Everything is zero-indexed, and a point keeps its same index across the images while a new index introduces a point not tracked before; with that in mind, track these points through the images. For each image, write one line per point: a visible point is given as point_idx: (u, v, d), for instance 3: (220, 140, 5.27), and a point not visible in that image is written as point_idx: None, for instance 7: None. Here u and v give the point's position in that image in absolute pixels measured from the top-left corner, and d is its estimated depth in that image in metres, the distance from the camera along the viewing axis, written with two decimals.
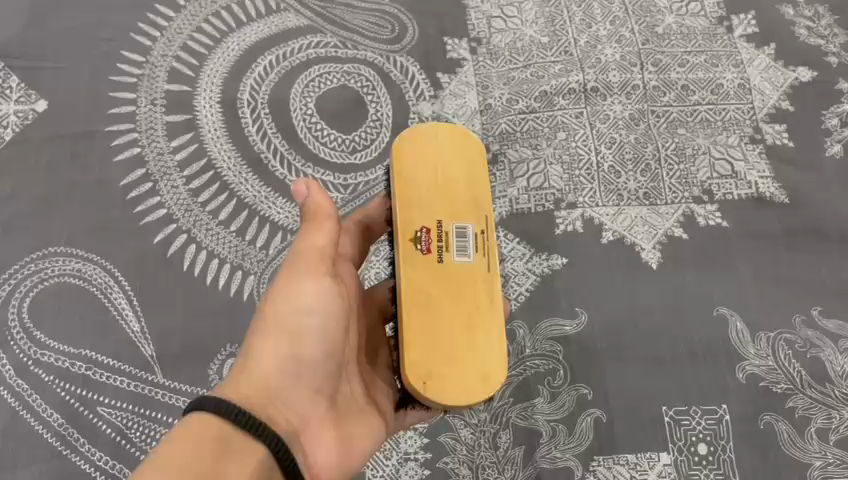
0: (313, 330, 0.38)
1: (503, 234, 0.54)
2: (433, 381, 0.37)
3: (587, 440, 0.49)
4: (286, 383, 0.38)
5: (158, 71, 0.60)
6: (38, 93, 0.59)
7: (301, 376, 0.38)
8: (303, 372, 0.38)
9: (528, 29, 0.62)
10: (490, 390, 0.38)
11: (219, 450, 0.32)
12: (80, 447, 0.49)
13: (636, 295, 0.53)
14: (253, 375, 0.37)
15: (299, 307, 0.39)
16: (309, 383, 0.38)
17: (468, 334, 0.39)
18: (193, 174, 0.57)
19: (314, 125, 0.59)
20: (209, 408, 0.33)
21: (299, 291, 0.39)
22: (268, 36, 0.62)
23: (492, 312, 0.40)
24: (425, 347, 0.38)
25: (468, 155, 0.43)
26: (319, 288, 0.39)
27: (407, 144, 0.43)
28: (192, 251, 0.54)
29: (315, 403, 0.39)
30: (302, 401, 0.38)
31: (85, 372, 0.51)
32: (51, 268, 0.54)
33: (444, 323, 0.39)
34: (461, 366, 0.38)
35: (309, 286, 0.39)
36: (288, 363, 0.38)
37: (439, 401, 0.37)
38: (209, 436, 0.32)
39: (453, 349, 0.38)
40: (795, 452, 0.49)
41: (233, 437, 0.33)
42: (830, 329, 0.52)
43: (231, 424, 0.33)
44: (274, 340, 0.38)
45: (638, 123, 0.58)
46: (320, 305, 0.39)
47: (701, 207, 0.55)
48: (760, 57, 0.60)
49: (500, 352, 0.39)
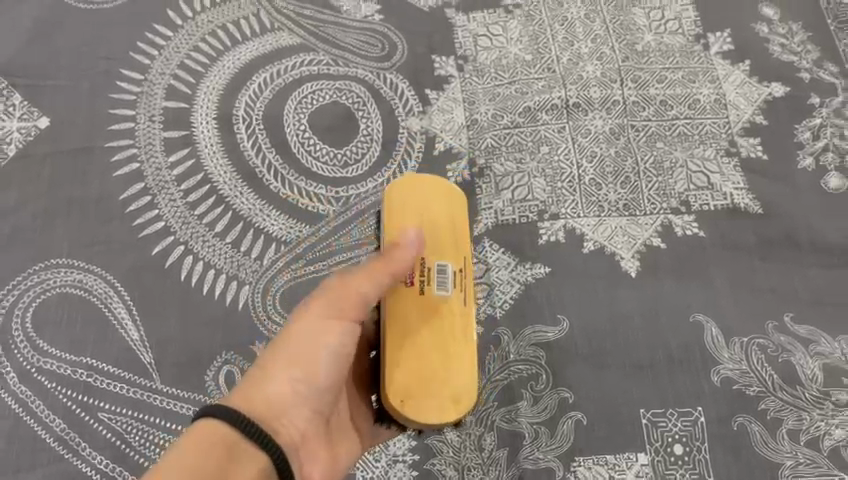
0: (332, 366, 0.40)
1: (489, 245, 0.57)
2: (410, 400, 0.40)
3: (568, 442, 0.51)
4: (294, 409, 0.39)
5: (156, 89, 0.63)
6: (40, 110, 0.61)
7: (309, 404, 0.40)
8: (312, 400, 0.40)
9: (513, 47, 0.64)
10: (460, 412, 0.41)
11: (226, 457, 0.35)
12: (82, 451, 0.51)
13: (616, 302, 0.55)
14: (267, 391, 0.38)
15: (324, 339, 0.40)
16: (313, 410, 0.40)
17: (444, 360, 0.41)
18: (190, 188, 0.59)
19: (307, 141, 0.61)
20: (222, 416, 0.36)
21: (331, 329, 0.40)
22: (262, 54, 0.64)
23: (466, 343, 0.43)
24: (404, 369, 0.41)
25: (453, 201, 0.47)
26: (348, 331, 0.41)
27: (398, 188, 0.46)
28: (189, 262, 0.57)
29: (311, 426, 0.41)
30: (303, 424, 0.40)
31: (86, 379, 0.53)
32: (53, 279, 0.56)
33: (424, 350, 0.41)
34: (436, 389, 0.41)
35: (341, 326, 0.40)
36: (303, 390, 0.40)
37: (413, 418, 0.40)
38: (218, 443, 0.35)
39: (432, 375, 0.41)
40: (767, 452, 0.51)
41: (241, 445, 0.36)
42: (802, 334, 0.54)
43: (241, 432, 0.36)
44: (295, 364, 0.39)
45: (618, 137, 0.60)
46: (343, 345, 0.41)
47: (679, 217, 0.58)
48: (735, 73, 0.63)
49: (471, 380, 0.42)
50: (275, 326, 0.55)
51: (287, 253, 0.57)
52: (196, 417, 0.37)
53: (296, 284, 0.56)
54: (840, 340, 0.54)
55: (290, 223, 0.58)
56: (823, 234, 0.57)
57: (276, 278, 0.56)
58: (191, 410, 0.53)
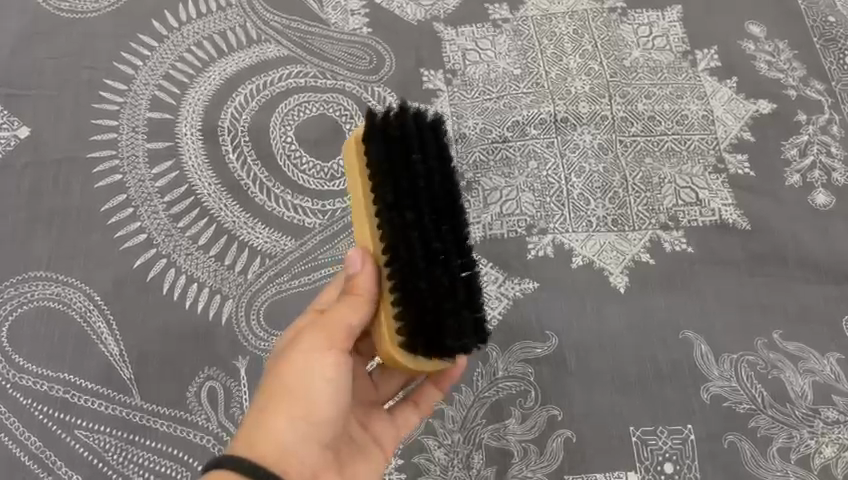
0: (331, 399, 0.41)
1: (477, 259, 0.56)
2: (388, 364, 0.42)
3: (557, 460, 0.50)
4: (296, 446, 0.40)
5: (140, 100, 0.62)
6: (20, 120, 0.60)
7: (312, 440, 0.41)
8: (315, 436, 0.41)
9: (501, 61, 0.64)
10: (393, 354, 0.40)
11: None
12: (58, 469, 0.50)
13: (605, 318, 0.55)
14: (267, 432, 0.39)
15: (320, 379, 0.41)
16: (317, 444, 0.41)
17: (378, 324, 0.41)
18: (174, 199, 0.58)
19: (293, 153, 0.60)
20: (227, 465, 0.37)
21: (321, 362, 0.41)
22: (248, 66, 0.63)
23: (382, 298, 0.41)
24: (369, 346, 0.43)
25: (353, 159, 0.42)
26: (336, 365, 0.41)
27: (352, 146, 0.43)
28: (172, 275, 0.55)
29: (318, 461, 0.42)
30: (310, 461, 0.41)
31: (63, 395, 0.52)
32: (30, 292, 0.55)
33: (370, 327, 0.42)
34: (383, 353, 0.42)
35: (330, 359, 0.41)
36: (303, 428, 0.40)
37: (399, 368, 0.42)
38: None
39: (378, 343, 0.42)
40: (758, 470, 0.50)
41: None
42: (791, 351, 0.54)
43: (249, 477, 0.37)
44: (293, 410, 0.40)
45: (606, 153, 0.60)
46: (334, 378, 0.41)
47: (668, 233, 0.57)
48: (722, 90, 0.63)
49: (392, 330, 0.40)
50: (259, 342, 0.54)
51: (273, 268, 0.56)
52: (204, 467, 0.38)
53: (280, 298, 0.55)
54: (829, 356, 0.54)
55: (276, 236, 0.57)
56: (810, 251, 0.57)
57: (262, 293, 0.55)
58: (171, 427, 0.51)
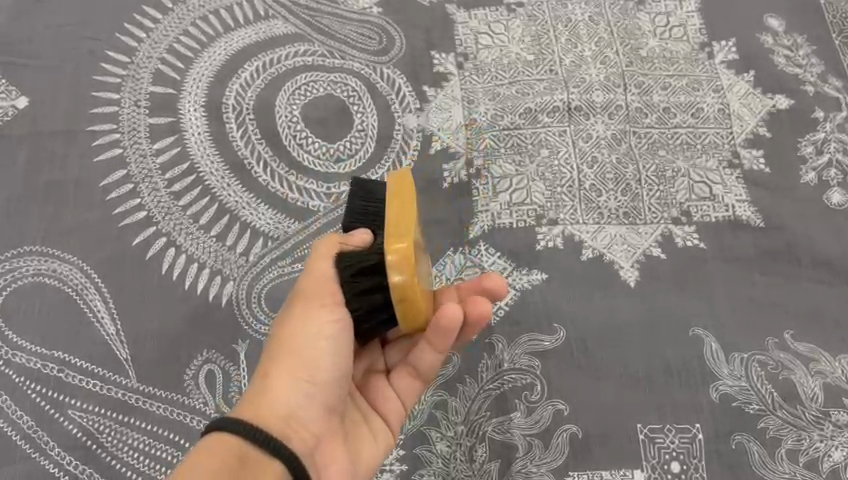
0: (331, 365, 0.41)
1: (485, 248, 0.55)
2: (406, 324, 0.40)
3: (562, 455, 0.49)
4: (299, 410, 0.40)
5: (143, 73, 0.60)
6: (19, 91, 0.59)
7: (314, 404, 0.41)
8: (317, 399, 0.41)
9: (515, 47, 0.62)
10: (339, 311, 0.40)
11: (239, 466, 0.36)
12: (50, 450, 0.48)
13: (613, 311, 0.54)
14: (270, 395, 0.40)
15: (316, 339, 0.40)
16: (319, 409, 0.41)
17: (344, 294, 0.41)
18: (175, 177, 0.57)
19: (299, 133, 0.58)
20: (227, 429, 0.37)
21: (315, 322, 0.40)
22: (256, 43, 0.62)
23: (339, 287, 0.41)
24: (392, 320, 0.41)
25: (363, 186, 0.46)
26: (336, 321, 0.40)
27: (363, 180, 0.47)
28: (172, 255, 0.54)
29: (323, 429, 0.42)
30: (312, 426, 0.41)
31: (57, 374, 0.50)
32: (24, 267, 0.53)
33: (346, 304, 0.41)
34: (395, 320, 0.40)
35: (325, 313, 0.40)
36: (306, 390, 0.40)
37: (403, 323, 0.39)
38: (225, 451, 0.36)
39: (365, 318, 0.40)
40: (767, 472, 0.49)
41: (250, 454, 0.37)
42: (802, 352, 0.53)
43: (251, 443, 0.37)
44: (292, 376, 0.40)
45: (620, 143, 0.59)
46: (331, 335, 0.40)
47: (680, 228, 0.56)
48: (739, 83, 0.62)
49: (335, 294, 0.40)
50: (260, 326, 0.52)
51: (275, 250, 0.54)
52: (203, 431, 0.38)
53: (280, 282, 0.53)
54: (841, 359, 0.53)
55: (278, 217, 0.56)
56: (825, 251, 0.56)
57: (262, 276, 0.54)
58: (169, 410, 0.50)
